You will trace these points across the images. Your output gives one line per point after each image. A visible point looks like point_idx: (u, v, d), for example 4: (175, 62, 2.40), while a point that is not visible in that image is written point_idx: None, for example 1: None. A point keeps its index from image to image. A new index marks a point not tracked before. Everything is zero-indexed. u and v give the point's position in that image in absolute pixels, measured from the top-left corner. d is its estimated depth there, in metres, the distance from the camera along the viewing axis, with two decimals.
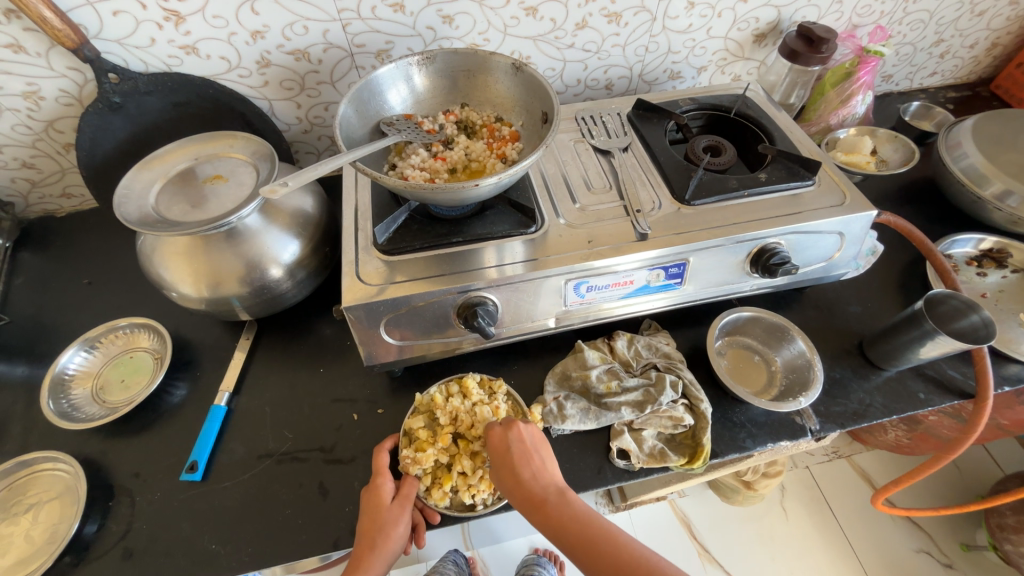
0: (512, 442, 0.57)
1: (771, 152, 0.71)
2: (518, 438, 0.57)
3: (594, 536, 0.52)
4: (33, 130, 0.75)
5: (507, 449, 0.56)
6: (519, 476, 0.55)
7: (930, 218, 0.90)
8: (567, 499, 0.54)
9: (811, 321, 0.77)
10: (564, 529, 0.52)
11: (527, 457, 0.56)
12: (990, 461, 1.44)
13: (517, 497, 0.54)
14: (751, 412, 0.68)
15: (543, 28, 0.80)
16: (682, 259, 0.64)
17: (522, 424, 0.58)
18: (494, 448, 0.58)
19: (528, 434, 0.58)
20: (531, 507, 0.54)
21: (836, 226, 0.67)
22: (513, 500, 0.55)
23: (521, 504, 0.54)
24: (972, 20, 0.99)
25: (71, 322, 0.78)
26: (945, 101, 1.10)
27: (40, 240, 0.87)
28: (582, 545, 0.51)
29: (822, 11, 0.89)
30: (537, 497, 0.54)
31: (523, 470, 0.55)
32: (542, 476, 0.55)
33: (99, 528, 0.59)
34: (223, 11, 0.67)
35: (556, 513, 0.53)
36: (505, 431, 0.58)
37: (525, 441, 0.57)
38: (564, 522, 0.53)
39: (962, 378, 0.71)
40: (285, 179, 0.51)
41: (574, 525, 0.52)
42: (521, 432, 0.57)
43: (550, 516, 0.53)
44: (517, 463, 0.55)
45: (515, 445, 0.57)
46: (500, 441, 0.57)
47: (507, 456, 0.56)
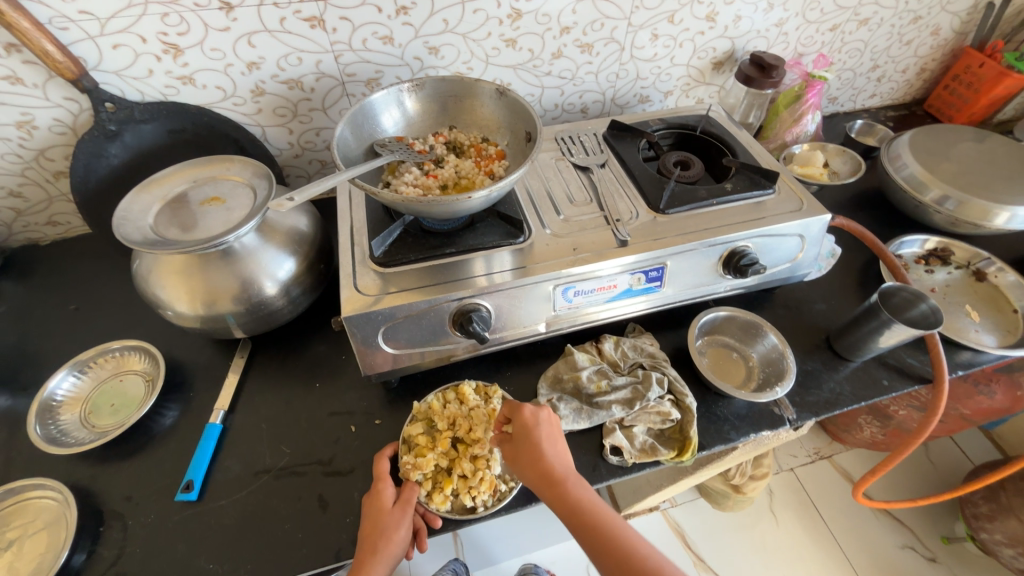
0: (538, 422, 0.60)
1: (735, 165, 0.78)
2: (544, 420, 0.60)
3: (602, 520, 0.54)
4: (24, 159, 0.76)
5: (534, 426, 0.59)
6: (542, 454, 0.57)
7: (881, 222, 0.98)
8: (582, 481, 0.57)
9: (782, 319, 0.83)
10: (577, 509, 0.54)
11: (550, 436, 0.59)
12: (960, 454, 1.51)
13: (536, 475, 0.57)
14: (733, 406, 0.72)
15: (521, 57, 0.86)
16: (660, 263, 0.69)
17: (544, 408, 0.62)
18: (519, 426, 0.60)
19: (551, 420, 0.61)
20: (547, 484, 0.56)
21: (796, 229, 0.73)
22: (531, 476, 0.57)
23: (538, 480, 0.57)
24: (902, 48, 1.11)
25: (57, 349, 0.77)
26: (885, 120, 1.22)
27: (24, 268, 0.86)
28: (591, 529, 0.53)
29: (770, 41, 0.99)
30: (556, 473, 0.56)
31: (544, 448, 0.58)
32: (562, 456, 0.58)
33: (88, 556, 0.57)
34: (221, 44, 0.71)
35: (572, 493, 0.55)
36: (533, 413, 0.60)
37: (548, 424, 0.60)
38: (578, 503, 0.55)
39: (920, 365, 0.77)
40: (289, 196, 0.54)
41: (586, 506, 0.54)
42: (546, 416, 0.61)
43: (565, 495, 0.55)
44: (541, 440, 0.58)
45: (541, 425, 0.60)
46: (522, 420, 0.61)
47: (532, 435, 0.59)
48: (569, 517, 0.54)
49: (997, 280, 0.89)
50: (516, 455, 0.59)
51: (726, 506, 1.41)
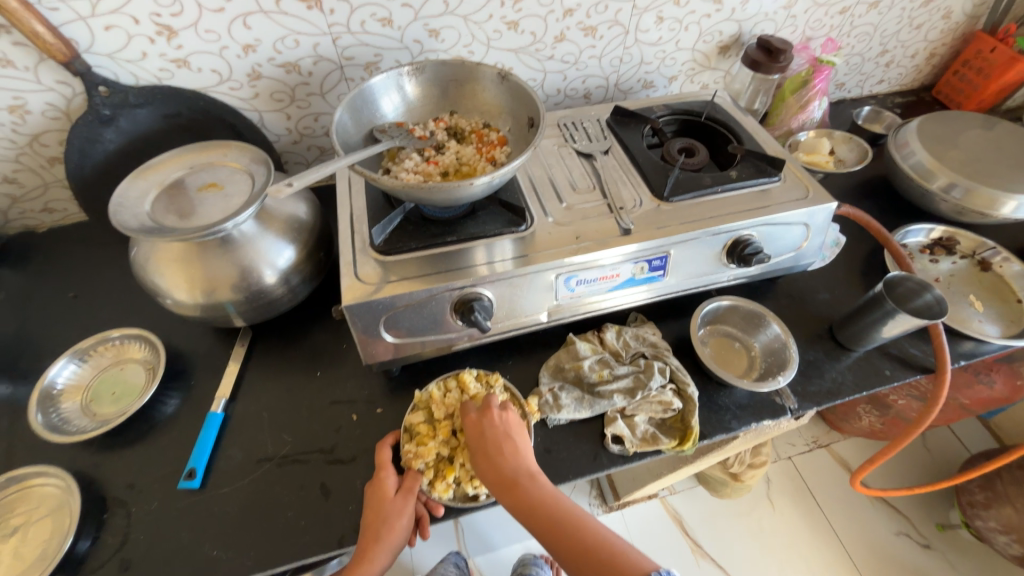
0: (485, 427, 0.60)
1: (740, 152, 0.77)
2: (491, 423, 0.60)
3: (561, 517, 0.54)
4: (17, 144, 0.74)
5: (481, 431, 0.60)
6: (492, 458, 0.57)
7: (886, 211, 0.97)
8: (538, 480, 0.57)
9: (785, 308, 0.82)
10: (534, 509, 0.54)
11: (499, 439, 0.59)
12: (957, 443, 1.52)
13: (491, 480, 0.56)
14: (735, 395, 0.72)
15: (523, 40, 0.84)
16: (664, 252, 0.68)
17: (498, 410, 0.62)
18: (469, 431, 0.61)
19: (502, 421, 0.61)
20: (502, 489, 0.56)
21: (801, 217, 0.72)
22: (486, 481, 0.57)
23: (495, 486, 0.56)
24: (912, 33, 1.09)
25: (56, 337, 0.76)
26: (892, 107, 1.20)
27: (21, 256, 0.85)
28: (551, 527, 0.54)
29: (778, 25, 0.97)
30: (508, 477, 0.56)
31: (498, 452, 0.58)
32: (514, 458, 0.58)
33: (93, 543, 0.58)
34: (216, 26, 0.69)
35: (528, 495, 0.55)
36: (480, 417, 0.61)
37: (498, 426, 0.60)
38: (534, 504, 0.55)
39: (923, 355, 0.77)
40: (289, 181, 0.53)
41: (544, 504, 0.55)
42: (495, 418, 0.61)
43: (521, 498, 0.55)
44: (490, 443, 0.59)
45: (489, 429, 0.60)
46: (476, 424, 0.61)
47: (482, 440, 0.59)
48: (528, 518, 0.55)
49: (1001, 269, 0.88)
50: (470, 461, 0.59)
51: (724, 493, 1.43)
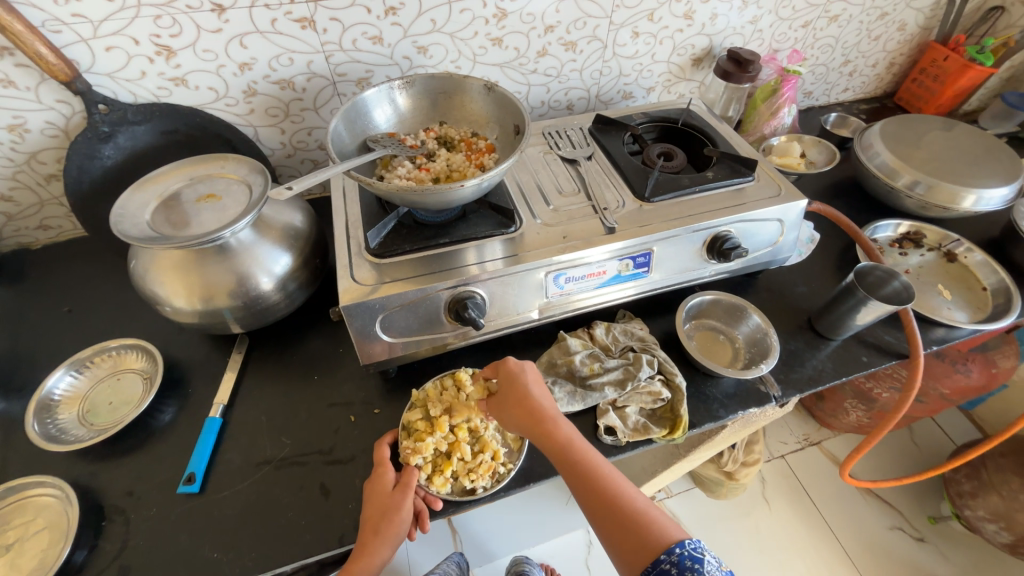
0: (528, 370, 0.64)
1: (716, 154, 0.81)
2: (532, 368, 0.65)
3: (587, 458, 0.57)
4: (15, 162, 0.76)
5: (522, 373, 0.63)
6: (533, 396, 0.61)
7: (857, 209, 1.03)
8: (572, 425, 0.61)
9: (765, 302, 0.86)
10: (567, 447, 0.58)
11: (539, 383, 0.64)
12: (942, 435, 1.56)
13: (524, 414, 0.61)
14: (721, 385, 0.74)
15: (508, 56, 0.89)
16: (647, 249, 0.71)
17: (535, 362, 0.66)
18: (508, 377, 0.64)
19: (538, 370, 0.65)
20: (534, 422, 0.60)
21: (775, 214, 0.76)
22: (522, 420, 0.61)
23: (527, 419, 0.60)
24: (871, 44, 1.16)
25: (51, 351, 0.77)
26: (858, 113, 1.27)
27: (15, 272, 0.86)
28: (582, 469, 0.56)
29: (746, 38, 1.04)
30: (547, 414, 0.60)
31: (533, 392, 0.62)
32: (549, 401, 0.62)
33: (91, 551, 0.58)
34: (213, 46, 0.72)
35: (558, 431, 0.59)
36: (520, 363, 0.64)
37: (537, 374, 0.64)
38: (568, 442, 0.58)
39: (897, 342, 0.81)
40: (288, 185, 0.56)
41: (577, 444, 0.58)
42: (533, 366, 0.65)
43: (556, 433, 0.59)
44: (531, 385, 0.62)
45: (530, 374, 0.63)
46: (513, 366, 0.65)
47: (522, 382, 0.62)
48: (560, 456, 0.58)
49: (966, 259, 0.93)
50: (506, 403, 0.63)
51: (719, 494, 1.44)
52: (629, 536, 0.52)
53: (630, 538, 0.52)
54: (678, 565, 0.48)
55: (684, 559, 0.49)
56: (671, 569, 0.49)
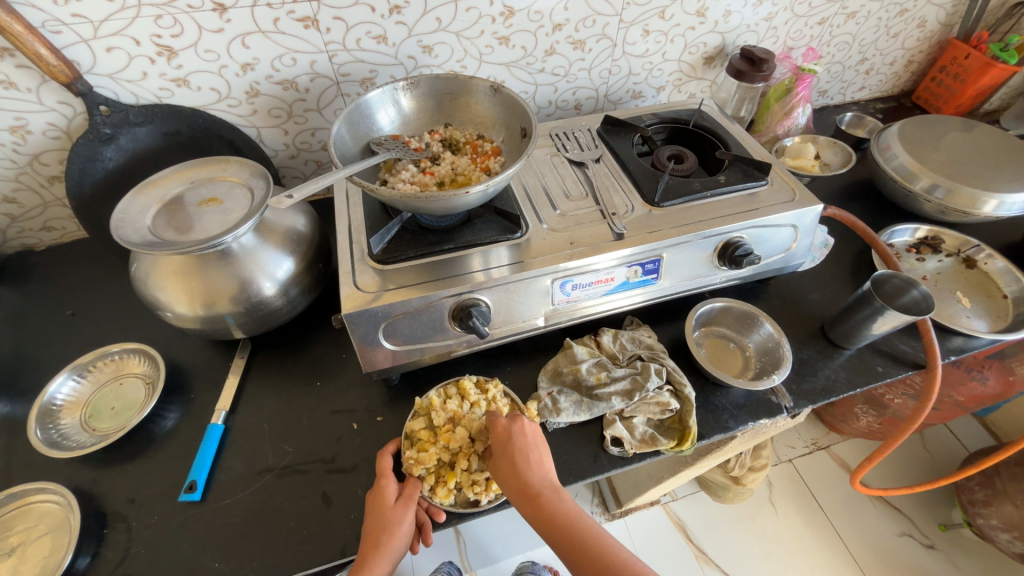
0: (516, 434, 0.60)
1: (728, 157, 0.79)
2: (519, 431, 0.60)
3: (578, 531, 0.55)
4: (18, 164, 0.76)
5: (509, 440, 0.60)
6: (518, 470, 0.57)
7: (872, 212, 1.00)
8: (562, 495, 0.58)
9: (777, 309, 0.84)
10: (552, 522, 0.56)
11: (526, 450, 0.59)
12: (955, 441, 1.53)
13: (513, 488, 0.57)
14: (731, 395, 0.73)
15: (515, 55, 0.87)
16: (657, 255, 0.70)
17: (524, 419, 0.62)
18: (495, 439, 0.61)
19: (528, 431, 0.61)
20: (522, 499, 0.56)
21: (789, 220, 0.74)
22: (506, 492, 0.58)
23: (515, 495, 0.57)
24: (889, 41, 1.13)
25: (55, 354, 0.76)
26: (874, 112, 1.23)
27: (19, 274, 0.85)
28: (567, 542, 0.55)
29: (760, 35, 1.01)
30: (534, 490, 0.56)
31: (520, 464, 0.58)
32: (536, 469, 0.58)
33: (93, 559, 0.57)
34: (215, 46, 0.71)
35: (548, 508, 0.56)
36: (507, 427, 0.61)
37: (526, 435, 0.60)
38: (552, 519, 0.56)
39: (913, 352, 0.79)
40: (289, 193, 0.54)
41: (565, 520, 0.56)
42: (522, 427, 0.61)
43: (546, 511, 0.56)
44: (515, 454, 0.59)
45: (514, 442, 0.59)
46: (502, 429, 0.61)
47: (508, 447, 0.59)
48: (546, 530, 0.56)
49: (986, 266, 0.90)
50: (493, 470, 0.59)
51: (726, 498, 1.42)
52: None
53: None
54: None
55: None
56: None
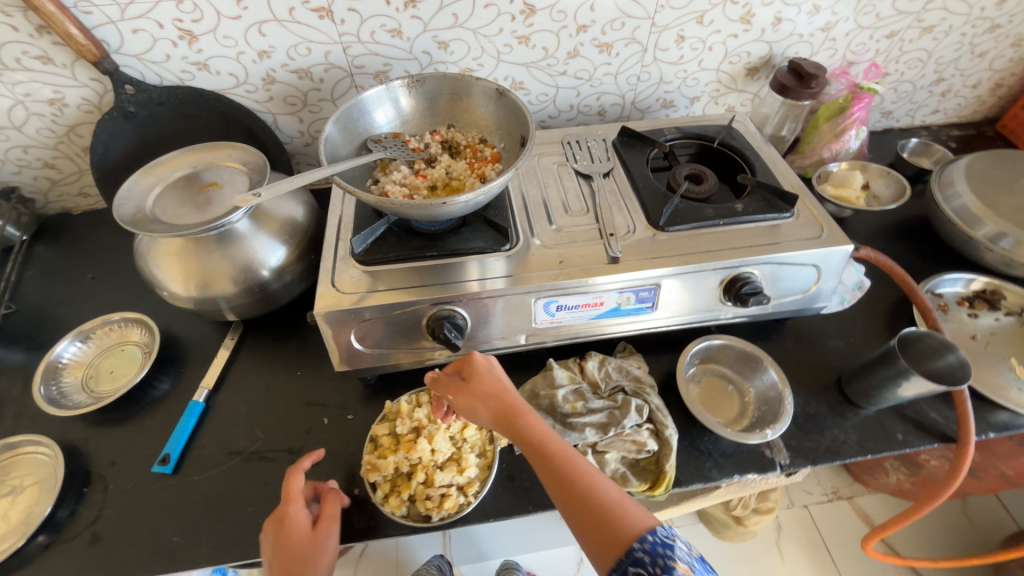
0: (495, 363, 0.60)
1: (751, 183, 0.72)
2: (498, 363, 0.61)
3: (561, 450, 0.53)
4: (56, 133, 0.81)
5: (490, 367, 0.60)
6: (501, 387, 0.58)
7: (923, 255, 0.88)
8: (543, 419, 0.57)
9: (789, 353, 0.77)
10: (540, 438, 0.54)
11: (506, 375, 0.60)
12: (1002, 515, 1.37)
13: (495, 404, 0.57)
14: (720, 443, 0.67)
15: (535, 55, 0.83)
16: (652, 284, 0.65)
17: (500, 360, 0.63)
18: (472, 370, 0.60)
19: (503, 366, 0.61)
20: (504, 415, 0.56)
21: (812, 259, 0.67)
22: (489, 412, 0.57)
23: (496, 413, 0.56)
24: (973, 61, 0.99)
25: (74, 314, 0.82)
26: (947, 140, 1.09)
27: (55, 235, 0.92)
28: (555, 460, 0.52)
29: (814, 47, 0.91)
30: (516, 406, 0.56)
31: (501, 385, 0.58)
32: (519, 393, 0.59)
33: (71, 513, 0.61)
34: (233, 32, 0.72)
35: (529, 422, 0.55)
36: (486, 358, 0.61)
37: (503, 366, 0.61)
38: (541, 434, 0.54)
39: (945, 422, 0.69)
40: (257, 191, 0.56)
41: (547, 436, 0.54)
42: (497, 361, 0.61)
43: (527, 425, 0.55)
44: (499, 377, 0.59)
45: (498, 366, 0.60)
46: (484, 357, 0.61)
47: (490, 373, 0.59)
48: (531, 450, 0.54)
49: None
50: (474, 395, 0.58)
51: (726, 536, 1.34)
52: (603, 527, 0.47)
53: (601, 532, 0.47)
54: (651, 554, 0.45)
55: (656, 547, 0.45)
56: (645, 557, 0.45)
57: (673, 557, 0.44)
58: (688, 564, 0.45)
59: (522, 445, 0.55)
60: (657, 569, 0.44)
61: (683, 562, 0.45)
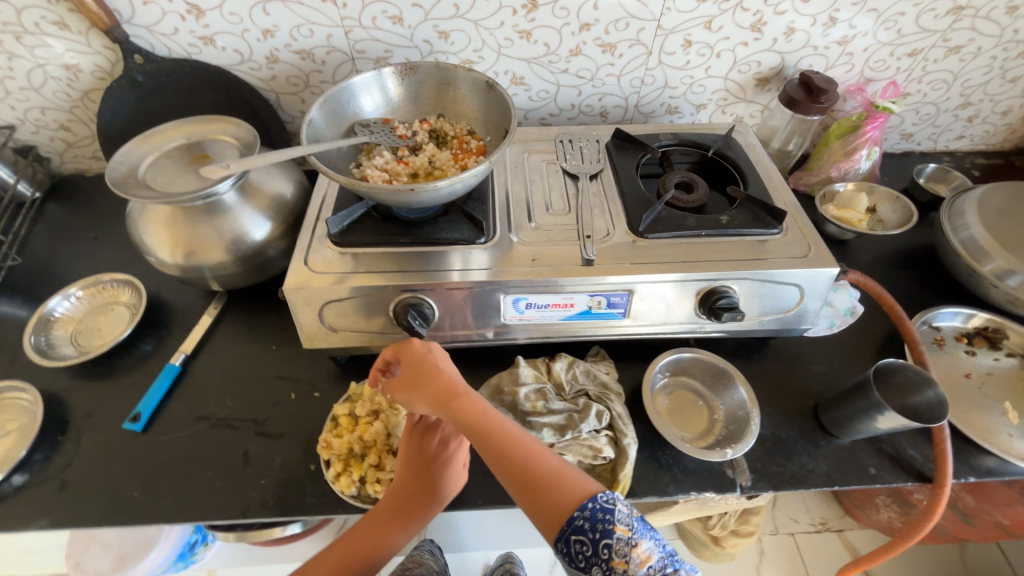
0: (432, 346, 0.60)
1: (739, 196, 0.70)
2: (436, 346, 0.60)
3: (500, 428, 0.52)
4: (71, 97, 0.84)
5: (427, 352, 0.59)
6: (437, 370, 0.57)
7: (925, 286, 0.85)
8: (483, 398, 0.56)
9: (768, 373, 0.74)
10: (477, 419, 0.53)
11: (444, 357, 0.59)
12: (1000, 565, 1.30)
13: (432, 387, 0.56)
14: (681, 457, 0.66)
15: (537, 51, 0.82)
16: (625, 289, 0.64)
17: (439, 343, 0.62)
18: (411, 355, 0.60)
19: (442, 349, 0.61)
20: (440, 397, 0.55)
21: (795, 278, 0.65)
22: (426, 396, 0.56)
23: (434, 396, 0.55)
24: (1004, 86, 0.93)
25: (74, 271, 0.85)
26: (970, 168, 1.04)
27: (67, 195, 0.96)
28: (494, 439, 0.51)
29: (830, 61, 0.87)
30: (453, 387, 0.55)
31: (437, 367, 0.57)
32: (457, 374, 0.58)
33: (45, 458, 0.64)
34: (239, 10, 0.74)
35: (466, 403, 0.54)
36: (423, 342, 0.60)
37: (442, 349, 0.60)
38: (478, 413, 0.53)
39: (922, 460, 0.66)
40: (226, 163, 0.62)
41: (486, 415, 0.53)
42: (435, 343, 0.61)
43: (464, 406, 0.54)
44: (436, 359, 0.58)
45: (437, 351, 0.59)
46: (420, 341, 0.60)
47: (426, 356, 0.59)
48: (469, 431, 0.53)
49: None
50: (412, 379, 0.58)
51: (703, 555, 1.31)
52: (544, 500, 0.48)
53: (544, 505, 0.48)
54: (591, 520, 0.46)
55: (595, 513, 0.46)
56: (585, 524, 0.46)
57: (612, 522, 0.46)
58: (628, 525, 0.46)
59: (460, 427, 0.54)
60: (597, 533, 0.46)
61: (623, 524, 0.46)
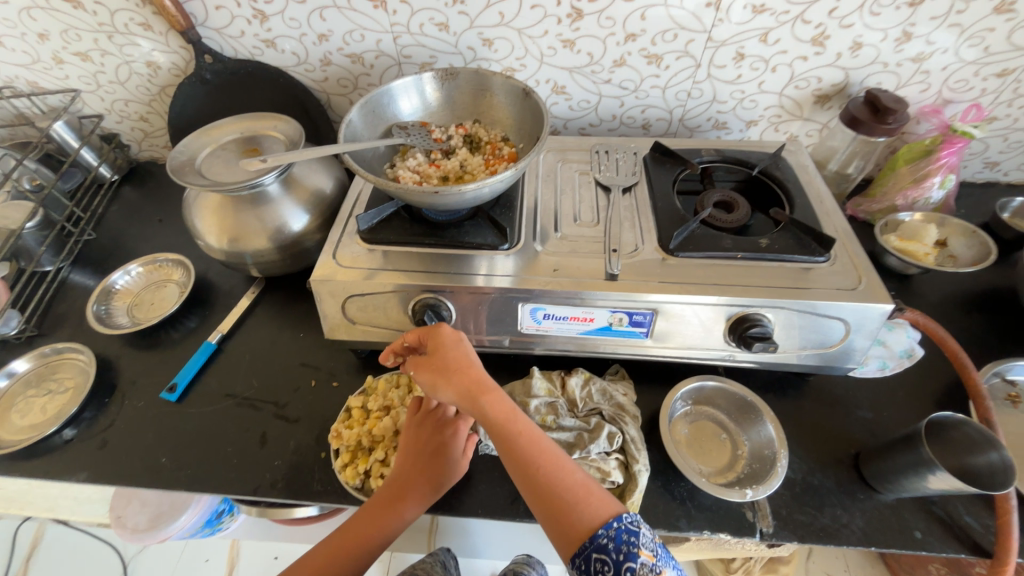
0: (460, 337, 0.57)
1: (782, 219, 0.66)
2: (464, 337, 0.58)
3: (526, 434, 0.52)
4: (150, 91, 0.93)
5: (453, 342, 0.57)
6: (467, 362, 0.55)
7: (1001, 333, 0.75)
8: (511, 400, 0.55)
9: (803, 412, 0.68)
10: (507, 419, 0.52)
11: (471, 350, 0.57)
12: None
13: (459, 379, 0.54)
14: (697, 491, 0.62)
15: (579, 60, 0.82)
16: (648, 308, 0.61)
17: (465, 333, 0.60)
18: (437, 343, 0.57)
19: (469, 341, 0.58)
20: (468, 391, 0.53)
21: (840, 312, 0.59)
22: (452, 388, 0.54)
23: (461, 390, 0.54)
24: None
25: (137, 249, 0.93)
26: None
27: (141, 179, 1.05)
28: (519, 442, 0.51)
29: (902, 79, 0.80)
30: (482, 384, 0.54)
31: (467, 360, 0.55)
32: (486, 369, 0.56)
33: (92, 417, 0.70)
34: (298, 15, 0.78)
35: (494, 402, 0.53)
36: (450, 331, 0.57)
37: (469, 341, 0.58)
38: (506, 413, 0.52)
39: (981, 531, 0.58)
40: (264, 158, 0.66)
41: (513, 418, 0.52)
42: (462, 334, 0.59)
43: (491, 406, 0.53)
44: (465, 351, 0.56)
45: (469, 342, 0.57)
46: (447, 329, 0.58)
47: (453, 346, 0.56)
48: (496, 431, 0.52)
49: None
50: (439, 367, 0.56)
51: None
52: (567, 513, 0.47)
53: (564, 519, 0.47)
54: (615, 540, 0.45)
55: (620, 533, 0.45)
56: (608, 544, 0.45)
57: (637, 545, 0.45)
58: (653, 551, 0.45)
59: (486, 425, 0.53)
60: (620, 555, 0.44)
61: (647, 549, 0.45)
